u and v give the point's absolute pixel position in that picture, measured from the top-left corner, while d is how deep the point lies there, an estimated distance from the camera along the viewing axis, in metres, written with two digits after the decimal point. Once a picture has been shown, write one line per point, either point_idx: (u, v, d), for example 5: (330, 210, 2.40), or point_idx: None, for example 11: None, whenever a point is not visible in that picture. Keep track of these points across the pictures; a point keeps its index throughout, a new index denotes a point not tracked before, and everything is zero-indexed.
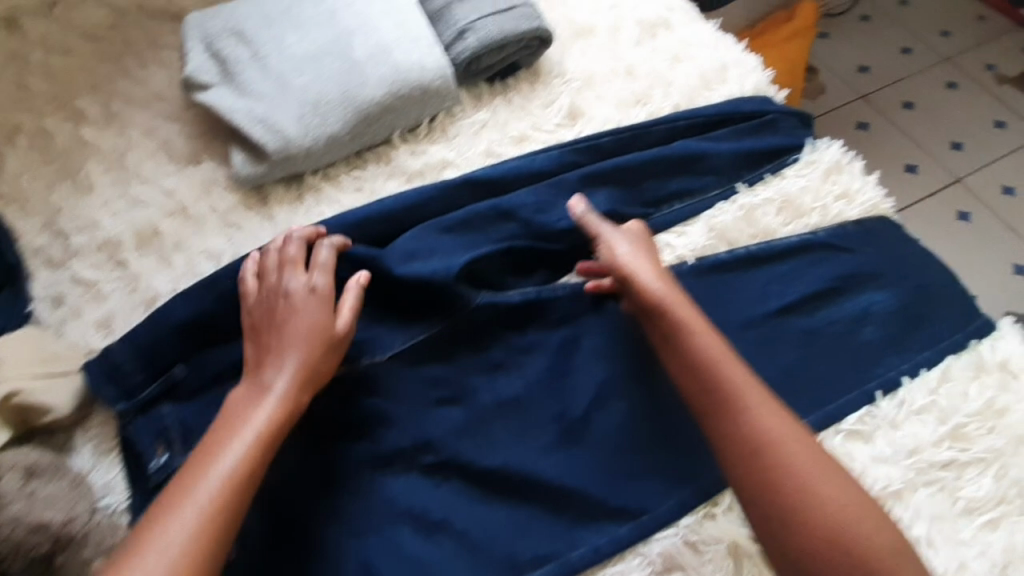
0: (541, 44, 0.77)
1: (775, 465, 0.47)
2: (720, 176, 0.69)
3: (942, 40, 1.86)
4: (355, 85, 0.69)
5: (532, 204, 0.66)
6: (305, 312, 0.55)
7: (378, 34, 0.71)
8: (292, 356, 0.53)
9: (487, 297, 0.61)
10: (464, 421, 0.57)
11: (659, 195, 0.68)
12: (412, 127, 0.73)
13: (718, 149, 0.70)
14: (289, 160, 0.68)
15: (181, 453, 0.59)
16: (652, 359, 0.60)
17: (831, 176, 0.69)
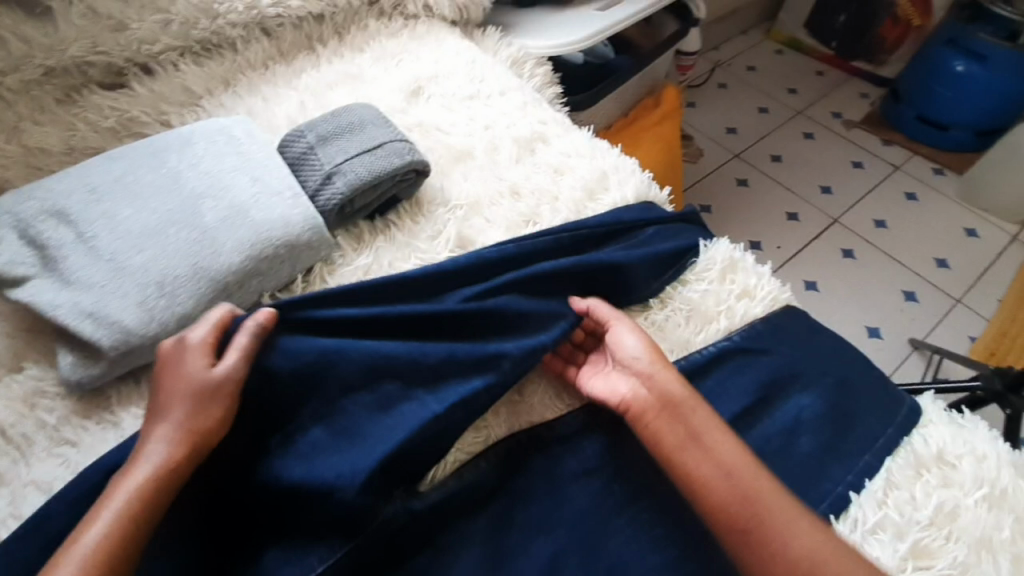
0: (418, 175, 0.73)
1: (745, 528, 0.51)
2: (628, 292, 0.67)
3: (791, 96, 2.08)
4: (207, 254, 0.60)
5: (455, 350, 0.58)
6: (185, 380, 0.53)
7: (232, 193, 0.64)
8: (169, 429, 0.51)
9: (401, 500, 0.53)
10: None
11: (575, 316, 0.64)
12: (285, 285, 0.66)
13: (623, 259, 0.67)
14: (132, 354, 0.57)
15: None
16: (595, 524, 0.54)
17: (731, 274, 0.69)
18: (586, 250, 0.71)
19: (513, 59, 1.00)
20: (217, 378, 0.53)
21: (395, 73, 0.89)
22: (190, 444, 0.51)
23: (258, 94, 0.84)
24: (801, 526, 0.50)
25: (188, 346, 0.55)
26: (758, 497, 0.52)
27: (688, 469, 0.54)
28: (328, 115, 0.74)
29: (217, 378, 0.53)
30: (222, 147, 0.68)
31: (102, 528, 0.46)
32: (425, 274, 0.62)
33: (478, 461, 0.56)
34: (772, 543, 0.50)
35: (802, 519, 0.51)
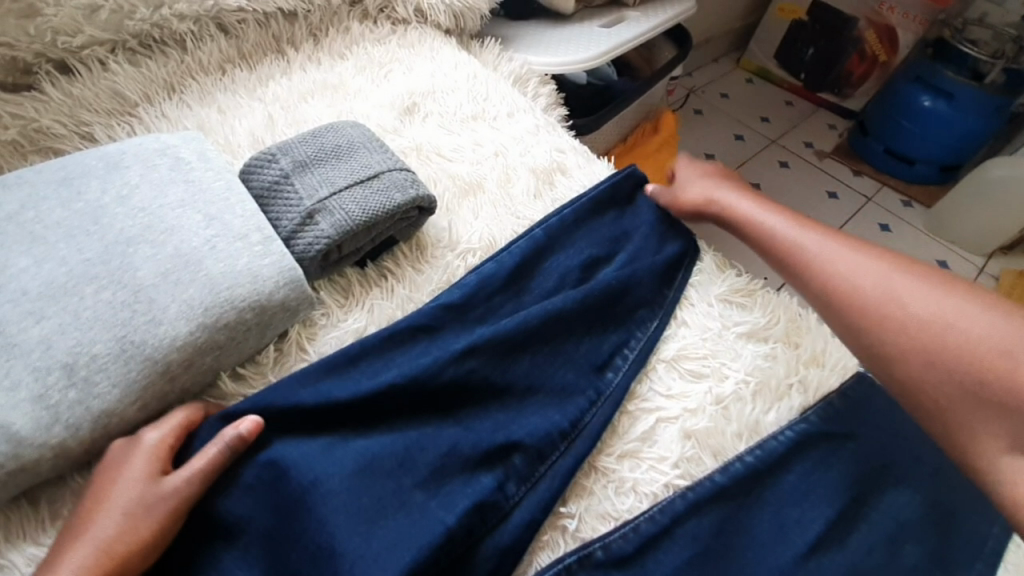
0: (421, 213, 0.59)
1: (853, 295, 0.52)
2: (650, 307, 0.60)
3: (764, 125, 2.05)
4: (140, 323, 0.44)
5: (471, 439, 0.48)
6: (124, 490, 0.41)
7: (178, 236, 0.48)
8: (89, 550, 0.38)
9: None
10: None
11: (598, 363, 0.56)
12: (249, 357, 0.51)
13: (634, 268, 0.61)
14: (23, 472, 0.40)
15: None
16: None
17: (789, 339, 0.60)
18: (587, 244, 0.63)
19: (515, 75, 0.88)
20: (169, 484, 0.42)
21: (384, 86, 0.75)
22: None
23: (212, 104, 0.68)
24: (937, 298, 0.49)
25: (141, 449, 0.43)
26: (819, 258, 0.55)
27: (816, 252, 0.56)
28: (307, 135, 0.59)
29: (163, 491, 0.41)
30: (163, 174, 0.52)
31: None
32: (420, 344, 0.52)
33: None
34: (885, 314, 0.50)
35: (907, 288, 0.50)
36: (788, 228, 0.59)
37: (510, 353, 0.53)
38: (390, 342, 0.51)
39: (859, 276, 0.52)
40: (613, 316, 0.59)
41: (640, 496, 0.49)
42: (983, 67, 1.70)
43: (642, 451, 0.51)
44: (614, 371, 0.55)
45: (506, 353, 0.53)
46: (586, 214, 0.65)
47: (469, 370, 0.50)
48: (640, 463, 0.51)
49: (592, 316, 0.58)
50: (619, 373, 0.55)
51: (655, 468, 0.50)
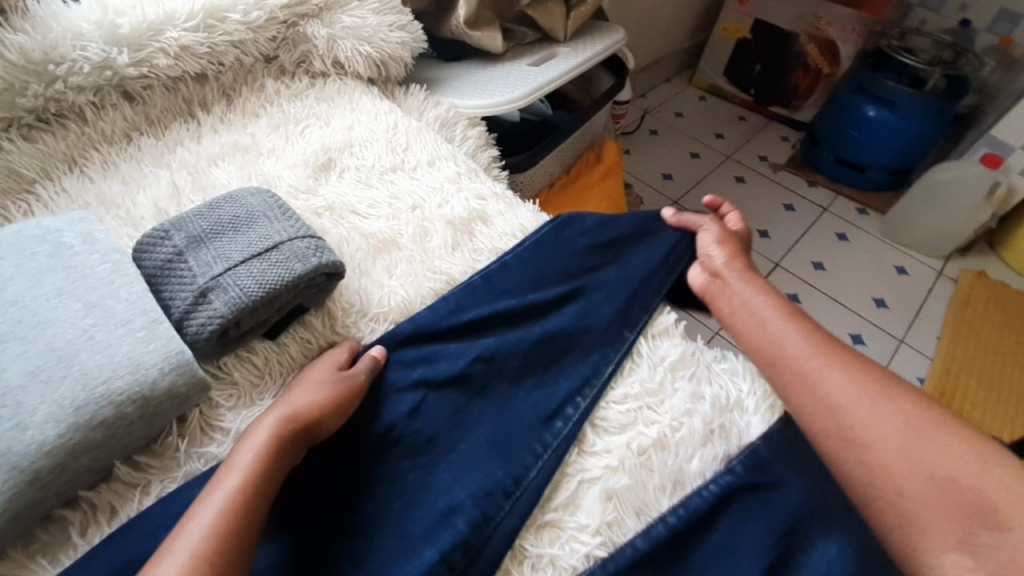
0: (329, 279, 0.57)
1: (869, 440, 0.48)
2: (604, 350, 0.59)
3: (719, 141, 2.07)
4: (4, 431, 0.41)
5: (395, 520, 0.48)
6: (286, 422, 0.48)
7: (52, 330, 0.46)
8: (212, 513, 0.41)
9: None
10: None
11: (547, 413, 0.54)
12: (145, 446, 0.49)
13: (584, 321, 0.62)
14: None
15: None
16: None
17: (699, 376, 0.58)
18: (523, 282, 0.64)
19: (441, 120, 0.87)
20: (335, 383, 0.51)
21: (299, 144, 0.73)
22: (238, 525, 0.42)
23: (116, 175, 0.66)
24: (906, 416, 0.48)
25: (321, 359, 0.54)
26: (782, 341, 0.57)
27: (831, 391, 0.51)
28: (203, 208, 0.57)
29: (289, 427, 0.48)
30: (41, 263, 0.49)
31: (199, 515, 0.41)
32: (359, 421, 0.53)
33: None
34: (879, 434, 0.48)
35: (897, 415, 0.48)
36: (760, 305, 0.61)
37: (437, 424, 0.53)
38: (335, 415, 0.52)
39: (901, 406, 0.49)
40: (535, 361, 0.58)
41: (560, 569, 0.47)
42: (924, 73, 1.73)
43: (564, 519, 0.49)
44: (563, 421, 0.54)
45: (434, 421, 0.53)
46: (537, 264, 0.65)
47: (399, 447, 0.51)
48: (560, 533, 0.48)
49: (536, 367, 0.58)
50: (568, 423, 0.54)
51: (576, 537, 0.48)
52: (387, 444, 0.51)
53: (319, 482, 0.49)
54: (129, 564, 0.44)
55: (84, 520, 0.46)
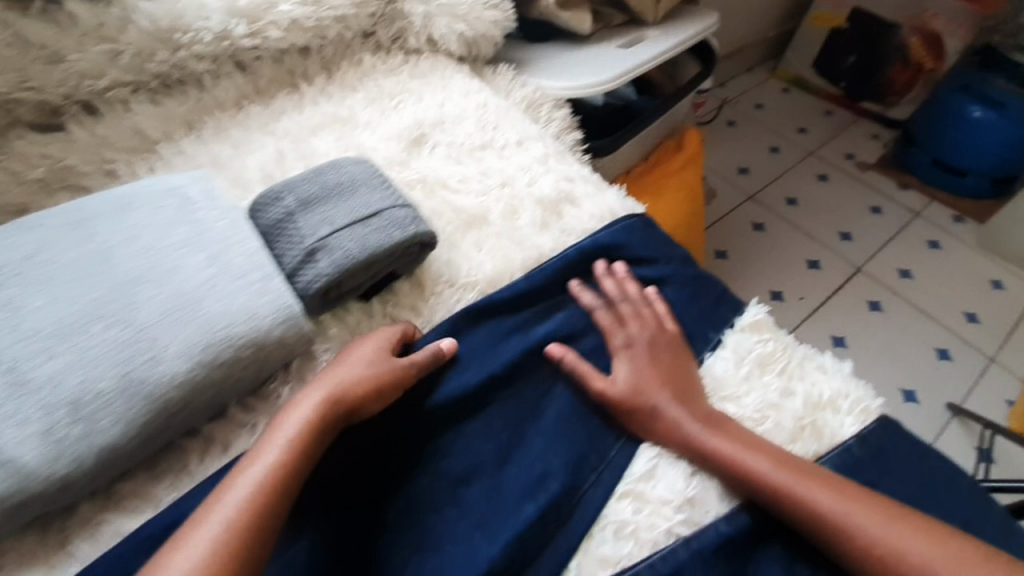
0: (422, 248, 0.59)
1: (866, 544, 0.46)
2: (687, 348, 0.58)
3: (802, 136, 1.96)
4: (140, 363, 0.45)
5: (488, 466, 0.50)
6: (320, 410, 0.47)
7: (180, 276, 0.49)
8: (248, 488, 0.42)
9: None
10: None
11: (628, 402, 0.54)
12: (253, 390, 0.52)
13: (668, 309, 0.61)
14: (28, 504, 0.42)
15: None
16: None
17: (789, 372, 0.55)
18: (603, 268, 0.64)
19: (528, 100, 0.87)
20: (382, 368, 0.50)
21: (393, 118, 0.75)
22: (276, 500, 0.42)
23: (226, 140, 0.70)
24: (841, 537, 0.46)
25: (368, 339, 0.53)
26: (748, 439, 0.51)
27: (746, 461, 0.49)
28: (312, 172, 0.60)
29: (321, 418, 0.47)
30: (171, 214, 0.53)
31: (239, 485, 0.42)
32: (447, 378, 0.54)
33: None
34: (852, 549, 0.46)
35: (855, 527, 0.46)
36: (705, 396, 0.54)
37: (526, 396, 0.55)
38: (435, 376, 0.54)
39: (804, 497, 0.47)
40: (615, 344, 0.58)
41: (641, 541, 0.47)
42: None
43: (645, 492, 0.49)
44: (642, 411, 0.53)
45: (522, 390, 0.55)
46: (621, 249, 0.65)
47: (491, 408, 0.53)
48: (643, 506, 0.48)
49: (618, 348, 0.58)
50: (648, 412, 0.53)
51: (658, 512, 0.48)
52: (478, 406, 0.53)
53: (415, 433, 0.51)
54: None
55: (201, 450, 0.49)
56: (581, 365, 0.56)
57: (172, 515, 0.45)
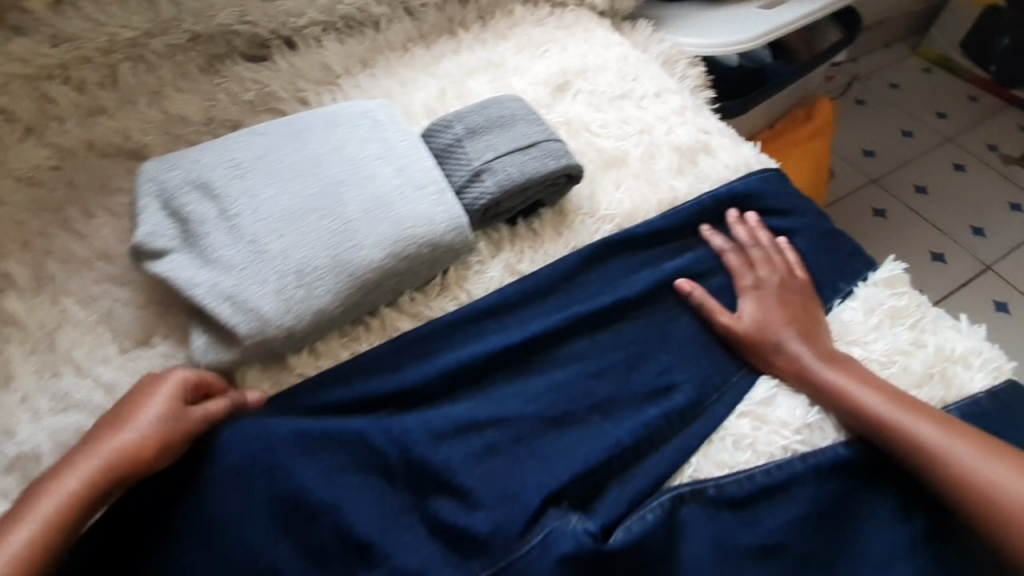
0: (569, 181, 0.65)
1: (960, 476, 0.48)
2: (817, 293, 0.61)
3: (939, 121, 1.80)
4: (347, 247, 0.56)
5: (618, 366, 0.57)
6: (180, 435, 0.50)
7: (376, 182, 0.59)
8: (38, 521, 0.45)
9: (580, 527, 0.49)
10: None
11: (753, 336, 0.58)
12: (421, 284, 0.61)
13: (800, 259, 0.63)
14: (266, 343, 0.55)
15: None
16: None
17: (922, 326, 0.58)
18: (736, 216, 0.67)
19: (664, 56, 0.89)
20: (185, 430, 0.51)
21: (541, 65, 0.81)
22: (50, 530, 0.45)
23: (395, 77, 0.79)
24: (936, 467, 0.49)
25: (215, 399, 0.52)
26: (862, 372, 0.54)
27: (853, 392, 0.53)
28: (478, 105, 0.68)
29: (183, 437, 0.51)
30: (366, 132, 0.63)
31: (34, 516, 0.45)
32: (587, 295, 0.61)
33: (646, 514, 0.50)
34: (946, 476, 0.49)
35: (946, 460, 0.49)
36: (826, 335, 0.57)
37: (655, 317, 0.60)
38: (575, 292, 0.62)
39: (908, 430, 0.50)
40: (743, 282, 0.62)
41: (757, 453, 0.52)
42: None
43: (765, 413, 0.54)
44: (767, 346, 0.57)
45: (652, 311, 0.61)
46: (754, 197, 0.68)
47: (622, 322, 0.60)
48: (763, 424, 0.54)
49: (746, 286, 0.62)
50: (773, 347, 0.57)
51: (777, 431, 0.53)
52: (612, 320, 0.60)
53: (556, 334, 0.59)
54: (422, 357, 0.58)
55: (378, 326, 0.59)
56: (708, 303, 0.60)
57: (361, 366, 0.57)
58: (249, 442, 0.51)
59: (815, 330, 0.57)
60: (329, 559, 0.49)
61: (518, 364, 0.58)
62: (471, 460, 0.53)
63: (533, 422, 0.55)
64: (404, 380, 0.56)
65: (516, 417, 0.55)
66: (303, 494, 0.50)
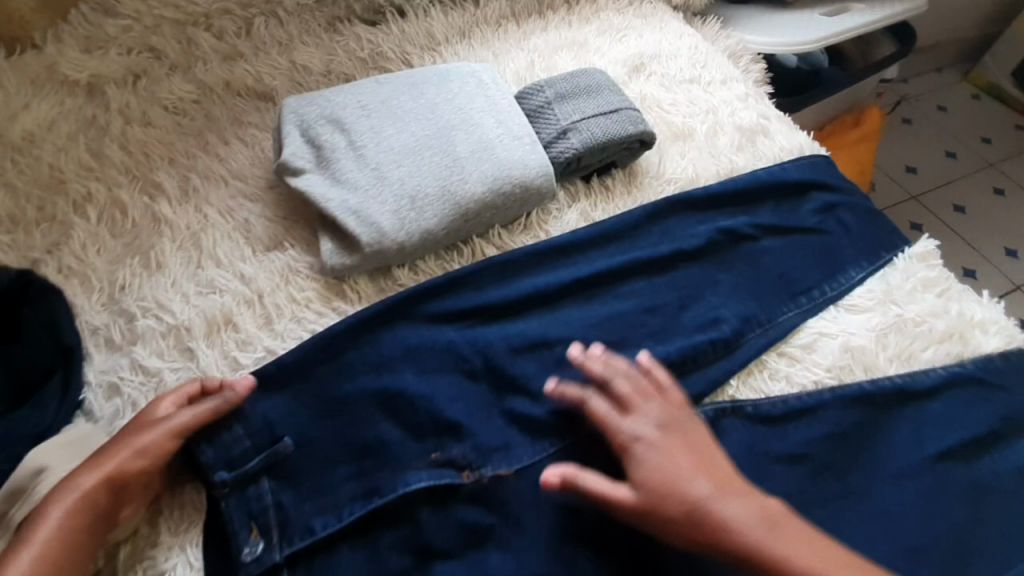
0: (642, 146, 0.74)
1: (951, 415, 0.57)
2: (856, 262, 0.69)
3: (984, 146, 1.84)
4: (454, 180, 0.67)
5: (674, 302, 0.67)
6: (164, 437, 0.53)
7: (480, 130, 0.70)
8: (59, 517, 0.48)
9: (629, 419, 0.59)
10: (590, 548, 0.54)
11: (796, 291, 0.67)
12: (509, 222, 0.71)
13: (842, 231, 0.72)
14: (382, 253, 0.65)
15: (276, 543, 0.53)
16: (800, 503, 0.56)
17: (947, 296, 0.66)
18: (789, 189, 0.75)
19: (730, 50, 0.97)
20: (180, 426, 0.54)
21: (620, 47, 0.90)
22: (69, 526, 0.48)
23: (489, 47, 0.90)
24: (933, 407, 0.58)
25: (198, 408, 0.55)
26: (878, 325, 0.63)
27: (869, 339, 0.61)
28: (567, 75, 0.77)
29: (163, 450, 0.53)
30: (472, 89, 0.74)
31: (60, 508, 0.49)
32: (649, 243, 0.70)
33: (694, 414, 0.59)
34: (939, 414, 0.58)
35: None
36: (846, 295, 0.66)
37: (711, 267, 0.69)
38: (641, 240, 0.71)
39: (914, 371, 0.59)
40: (790, 244, 0.71)
41: (791, 383, 0.62)
42: None
43: (802, 354, 0.63)
44: (807, 297, 0.66)
45: (707, 261, 0.69)
46: (807, 174, 0.76)
47: (680, 267, 0.69)
48: (797, 361, 0.63)
49: (794, 248, 0.70)
50: (811, 301, 0.66)
51: (810, 368, 0.62)
52: (672, 265, 0.69)
53: (622, 272, 0.68)
54: (506, 277, 0.67)
55: (471, 252, 0.69)
56: (656, 372, 0.60)
57: (453, 279, 0.66)
58: (368, 326, 0.63)
59: (701, 455, 0.54)
60: (426, 427, 0.58)
61: (587, 294, 0.67)
62: (546, 365, 0.63)
63: (599, 339, 0.64)
64: (490, 296, 0.66)
65: (586, 334, 0.64)
66: (404, 384, 0.60)
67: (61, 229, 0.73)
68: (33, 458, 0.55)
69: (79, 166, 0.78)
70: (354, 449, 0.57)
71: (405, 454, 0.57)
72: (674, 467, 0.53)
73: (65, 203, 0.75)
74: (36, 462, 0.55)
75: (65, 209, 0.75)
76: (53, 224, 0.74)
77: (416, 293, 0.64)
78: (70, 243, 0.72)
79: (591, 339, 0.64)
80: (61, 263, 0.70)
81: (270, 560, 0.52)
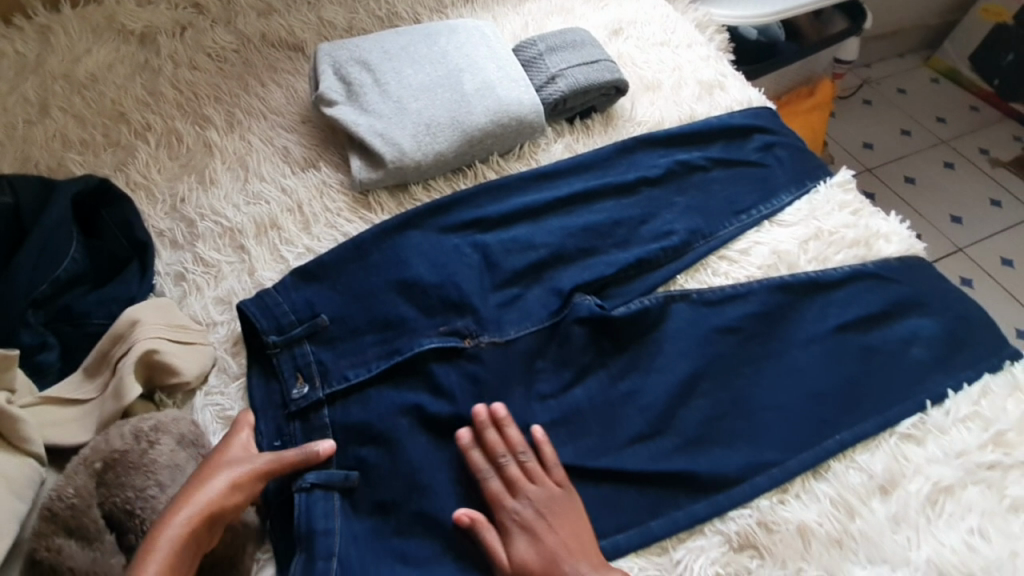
0: (617, 93, 0.89)
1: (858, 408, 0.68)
2: (787, 188, 0.85)
3: (939, 124, 2.00)
4: (462, 112, 0.81)
5: (638, 215, 0.82)
6: (251, 475, 0.59)
7: (482, 73, 0.84)
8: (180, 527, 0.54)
9: (593, 301, 0.74)
10: (563, 392, 0.70)
11: (738, 209, 0.82)
12: (506, 151, 0.86)
13: (778, 164, 0.87)
14: (403, 169, 0.79)
15: (319, 386, 0.68)
16: (728, 359, 0.72)
17: (859, 214, 0.83)
18: (739, 129, 0.90)
19: (698, 21, 1.12)
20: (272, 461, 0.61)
21: (602, 14, 1.04)
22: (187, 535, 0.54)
23: (489, 11, 1.04)
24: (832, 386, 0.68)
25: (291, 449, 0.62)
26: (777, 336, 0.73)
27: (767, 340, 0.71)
28: (557, 32, 0.92)
29: (252, 489, 0.59)
30: (476, 40, 0.88)
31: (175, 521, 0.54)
32: (620, 170, 0.86)
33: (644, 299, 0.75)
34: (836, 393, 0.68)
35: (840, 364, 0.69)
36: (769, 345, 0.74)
37: (670, 191, 0.84)
38: (614, 168, 0.86)
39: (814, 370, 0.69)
40: (736, 174, 0.86)
41: (729, 277, 0.77)
42: None
43: (739, 257, 0.79)
44: (745, 214, 0.82)
45: (668, 185, 0.85)
46: (753, 119, 0.91)
47: (645, 189, 0.84)
48: (734, 262, 0.79)
49: (739, 178, 0.85)
50: (750, 217, 0.82)
51: (745, 266, 0.78)
52: (638, 186, 0.84)
53: (598, 191, 0.83)
54: (503, 194, 0.82)
55: (474, 173, 0.84)
56: (543, 449, 0.65)
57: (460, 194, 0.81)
58: (389, 229, 0.77)
59: (578, 529, 0.61)
60: (438, 302, 0.73)
61: (569, 208, 0.82)
62: (533, 261, 0.78)
63: (578, 241, 0.79)
64: (489, 207, 0.80)
65: (568, 237, 0.79)
66: (419, 268, 0.75)
67: (126, 151, 0.86)
68: (128, 312, 0.67)
69: (137, 100, 0.90)
70: (381, 318, 0.72)
71: (418, 315, 0.72)
72: (549, 544, 0.59)
73: (128, 131, 0.88)
74: (130, 315, 0.67)
75: (129, 136, 0.87)
76: (118, 148, 0.86)
77: (430, 205, 0.79)
78: (134, 162, 0.85)
79: (571, 241, 0.79)
80: (128, 178, 0.83)
81: (314, 398, 0.67)
